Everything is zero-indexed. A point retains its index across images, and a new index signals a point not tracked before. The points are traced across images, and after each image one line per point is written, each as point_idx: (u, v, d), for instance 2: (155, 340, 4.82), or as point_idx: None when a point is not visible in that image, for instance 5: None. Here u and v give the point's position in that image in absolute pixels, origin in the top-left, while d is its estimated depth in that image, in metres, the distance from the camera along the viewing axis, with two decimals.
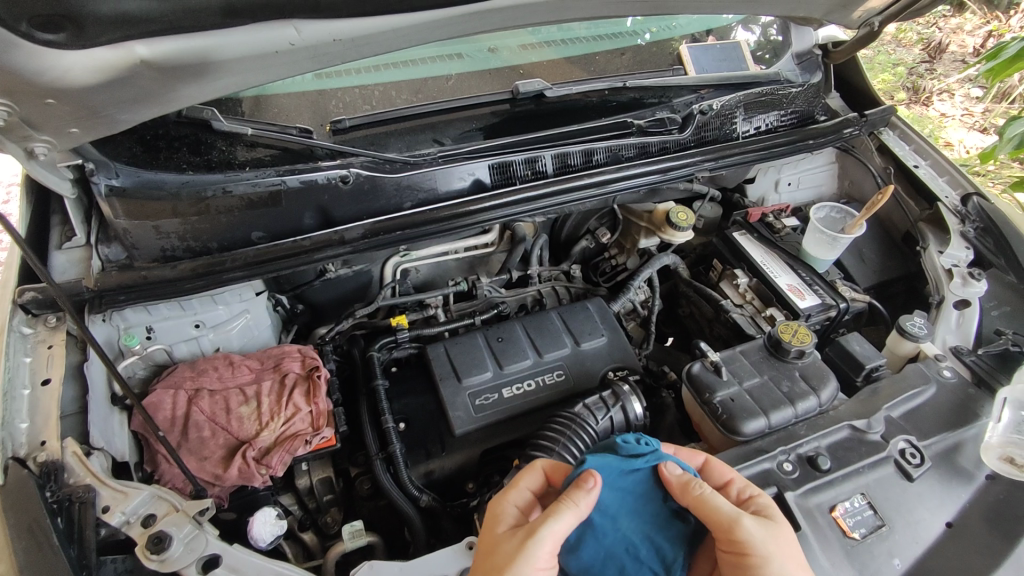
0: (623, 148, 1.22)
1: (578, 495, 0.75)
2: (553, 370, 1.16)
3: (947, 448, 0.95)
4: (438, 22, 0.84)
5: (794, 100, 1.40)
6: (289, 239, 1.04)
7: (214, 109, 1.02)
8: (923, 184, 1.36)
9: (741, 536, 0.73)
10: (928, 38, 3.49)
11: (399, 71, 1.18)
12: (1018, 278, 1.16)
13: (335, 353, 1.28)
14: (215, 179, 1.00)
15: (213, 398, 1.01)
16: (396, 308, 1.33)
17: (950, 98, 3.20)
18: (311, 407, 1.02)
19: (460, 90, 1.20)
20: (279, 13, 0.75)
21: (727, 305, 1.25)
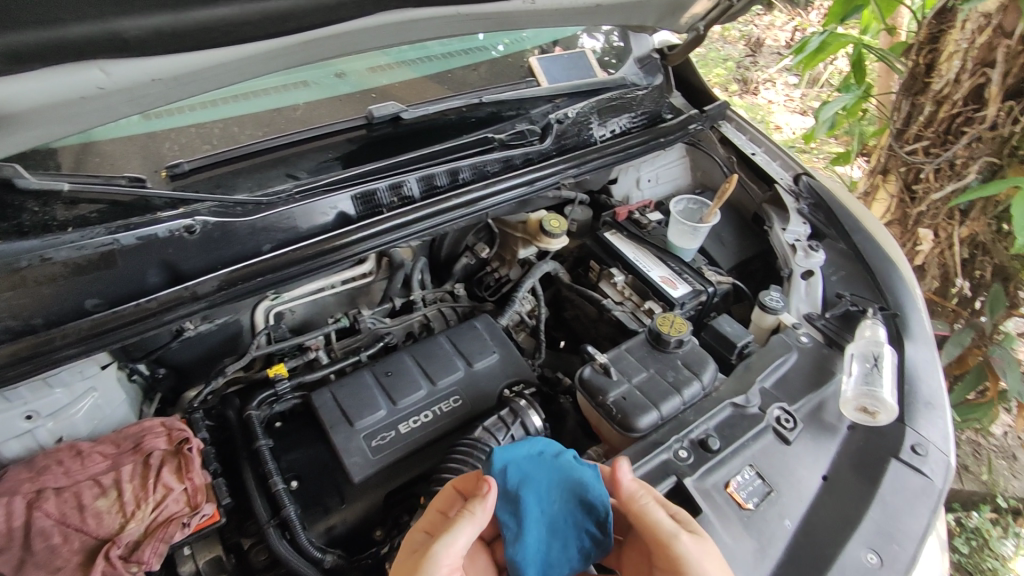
0: (488, 164, 1.22)
1: (475, 502, 0.76)
2: (449, 397, 1.13)
3: (814, 408, 1.05)
4: (271, 54, 0.79)
5: (641, 102, 1.48)
6: (132, 303, 0.92)
7: (17, 165, 0.89)
8: (761, 169, 1.49)
9: (676, 551, 0.75)
10: (748, 35, 3.89)
11: (240, 106, 1.14)
12: (847, 245, 1.31)
13: (208, 418, 1.15)
14: (28, 246, 0.86)
15: (60, 497, 0.85)
16: (274, 357, 1.23)
17: (773, 86, 3.60)
18: (185, 485, 0.92)
19: (309, 119, 1.17)
20: (79, 54, 0.67)
21: (608, 305, 1.29)
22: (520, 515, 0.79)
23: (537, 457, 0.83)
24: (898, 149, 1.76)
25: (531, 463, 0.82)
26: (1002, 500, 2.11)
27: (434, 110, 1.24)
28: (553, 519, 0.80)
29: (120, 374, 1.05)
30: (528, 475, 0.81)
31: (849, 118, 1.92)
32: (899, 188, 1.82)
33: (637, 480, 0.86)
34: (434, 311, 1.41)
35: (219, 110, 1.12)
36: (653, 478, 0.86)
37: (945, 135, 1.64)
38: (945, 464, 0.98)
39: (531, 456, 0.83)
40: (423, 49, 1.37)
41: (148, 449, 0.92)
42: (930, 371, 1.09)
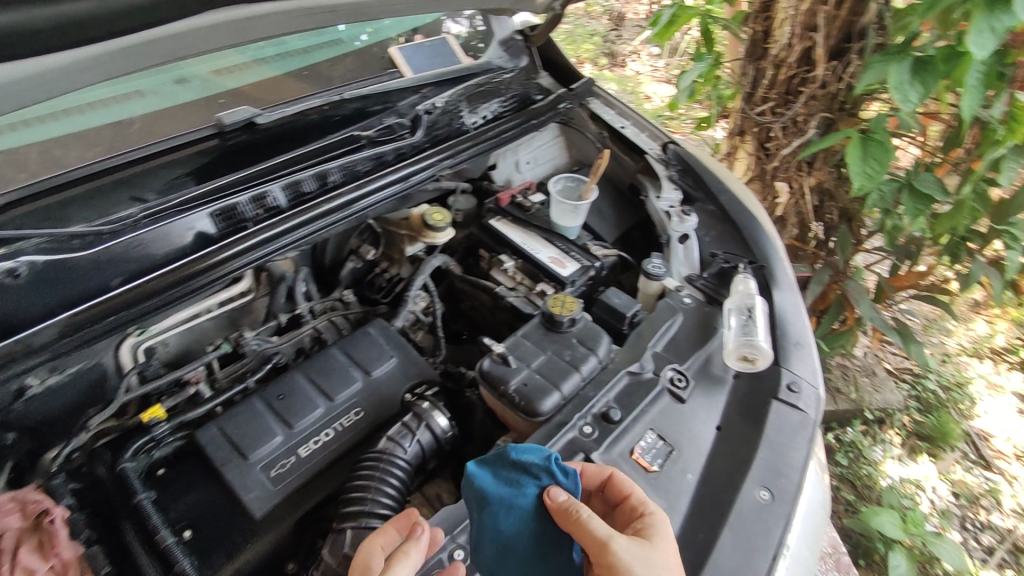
0: (357, 162, 1.17)
1: (410, 543, 0.75)
2: (350, 410, 1.09)
3: (702, 364, 1.11)
4: (81, 66, 0.69)
5: (510, 86, 1.48)
6: None
7: None
8: (631, 141, 1.54)
9: (611, 559, 0.73)
10: (610, 9, 4.01)
11: (59, 125, 1.00)
12: (716, 206, 1.39)
13: (73, 479, 1.02)
14: None
15: None
16: (150, 398, 1.11)
17: (638, 58, 3.75)
18: (51, 563, 0.81)
19: (149, 133, 1.06)
20: None
21: (501, 292, 1.29)
22: (478, 532, 0.79)
23: (506, 468, 0.82)
24: (750, 110, 1.89)
25: (498, 476, 0.82)
26: (869, 413, 2.39)
27: (292, 112, 1.17)
28: (510, 536, 0.78)
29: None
30: (490, 489, 0.80)
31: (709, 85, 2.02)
32: (755, 147, 1.95)
33: (606, 483, 0.86)
34: (326, 322, 1.34)
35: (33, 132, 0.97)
36: (626, 482, 0.85)
37: (786, 95, 1.79)
38: (816, 397, 1.08)
39: (501, 467, 0.82)
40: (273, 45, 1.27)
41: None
42: (796, 314, 1.19)
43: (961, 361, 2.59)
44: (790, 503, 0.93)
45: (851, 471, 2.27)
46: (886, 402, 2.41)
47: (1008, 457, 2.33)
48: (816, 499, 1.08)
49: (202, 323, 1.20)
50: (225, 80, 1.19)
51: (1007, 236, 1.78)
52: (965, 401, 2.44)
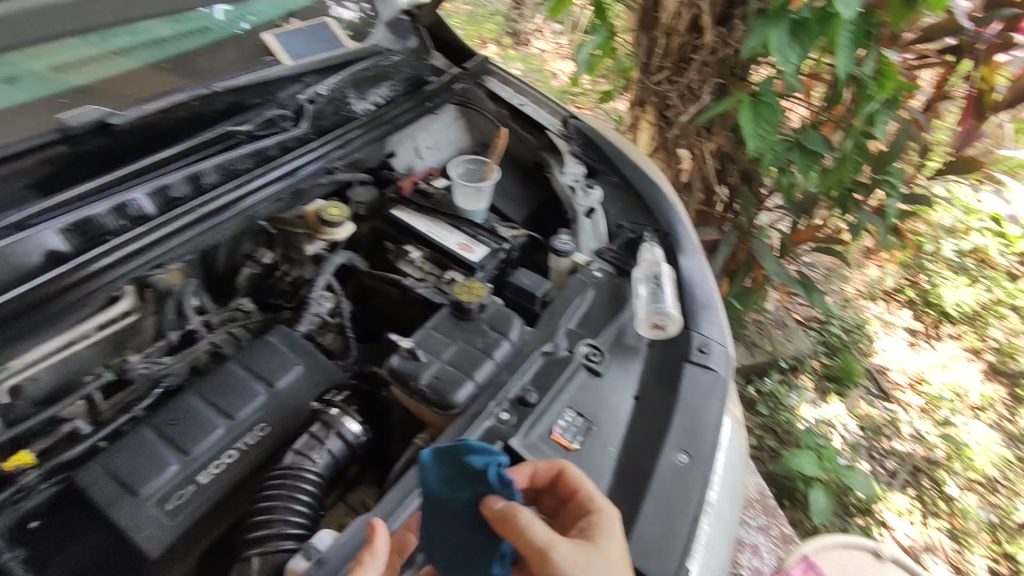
0: (234, 159, 1.08)
1: (366, 558, 0.74)
2: (255, 426, 1.02)
3: (616, 334, 1.12)
4: None
5: (399, 69, 1.43)
6: None
7: None
8: (531, 118, 1.52)
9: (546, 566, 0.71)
10: None
11: None
12: (619, 177, 1.39)
13: None
14: None
15: None
16: (20, 442, 0.95)
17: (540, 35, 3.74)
18: None
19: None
20: None
21: (409, 284, 1.24)
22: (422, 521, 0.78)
23: (451, 466, 0.78)
24: (648, 80, 1.91)
25: (443, 472, 0.78)
26: (783, 362, 2.52)
27: (154, 109, 1.05)
28: (448, 533, 0.77)
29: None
30: (433, 487, 0.78)
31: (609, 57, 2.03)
32: (656, 116, 1.96)
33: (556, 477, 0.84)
34: (225, 334, 1.25)
35: None
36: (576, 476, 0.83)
37: (680, 63, 1.82)
38: (725, 356, 1.10)
39: (448, 466, 0.78)
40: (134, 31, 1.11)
41: None
42: (702, 277, 1.22)
43: (858, 304, 2.78)
44: (708, 463, 0.95)
45: (771, 419, 2.39)
46: (797, 351, 2.55)
47: (905, 387, 2.53)
48: (734, 454, 1.12)
49: (82, 352, 1.04)
50: (74, 74, 1.03)
51: (886, 184, 1.94)
52: (864, 341, 2.62)
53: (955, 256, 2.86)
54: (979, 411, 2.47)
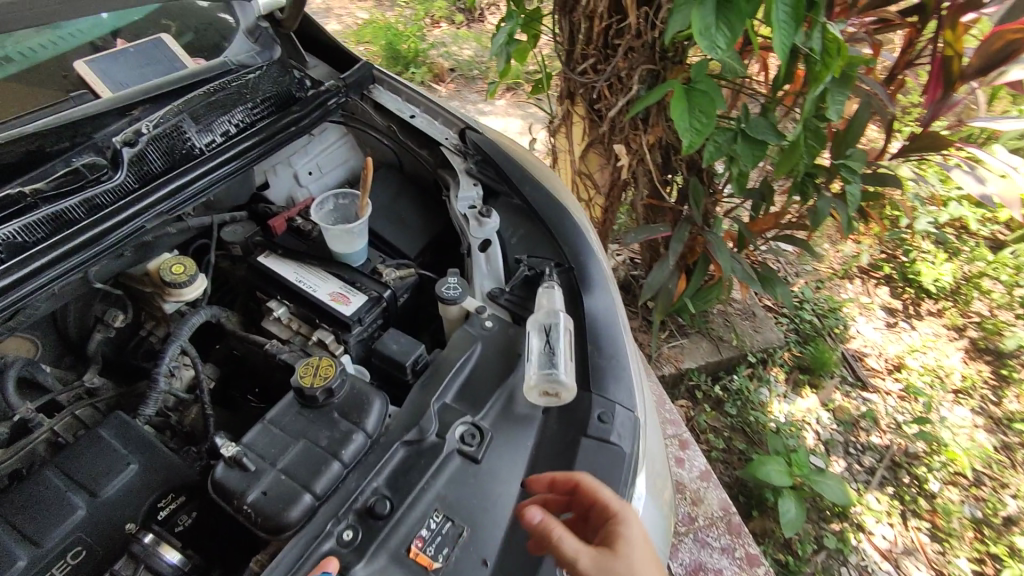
0: (21, 230, 0.88)
1: None
2: (67, 553, 0.87)
3: (504, 405, 0.94)
4: None
5: (258, 88, 1.19)
6: None
7: None
8: (422, 132, 1.32)
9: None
10: None
11: None
12: (522, 199, 1.20)
13: None
14: None
15: None
16: None
17: None
18: None
19: None
20: None
21: (272, 350, 1.05)
22: None
23: None
24: (572, 71, 1.68)
25: None
26: (751, 355, 2.31)
27: None
28: None
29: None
30: None
31: (534, 43, 1.78)
32: (586, 109, 1.73)
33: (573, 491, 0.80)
34: (67, 419, 1.08)
35: None
36: (601, 491, 0.79)
37: (605, 49, 1.59)
38: (631, 424, 0.93)
39: None
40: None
41: None
42: (609, 322, 1.04)
43: (833, 286, 2.59)
44: None
45: (740, 419, 2.20)
46: (767, 341, 2.35)
47: (883, 374, 2.35)
48: (649, 527, 0.96)
49: None
50: None
51: (845, 169, 1.73)
52: (839, 325, 2.44)
53: (934, 227, 2.66)
54: (962, 395, 2.29)
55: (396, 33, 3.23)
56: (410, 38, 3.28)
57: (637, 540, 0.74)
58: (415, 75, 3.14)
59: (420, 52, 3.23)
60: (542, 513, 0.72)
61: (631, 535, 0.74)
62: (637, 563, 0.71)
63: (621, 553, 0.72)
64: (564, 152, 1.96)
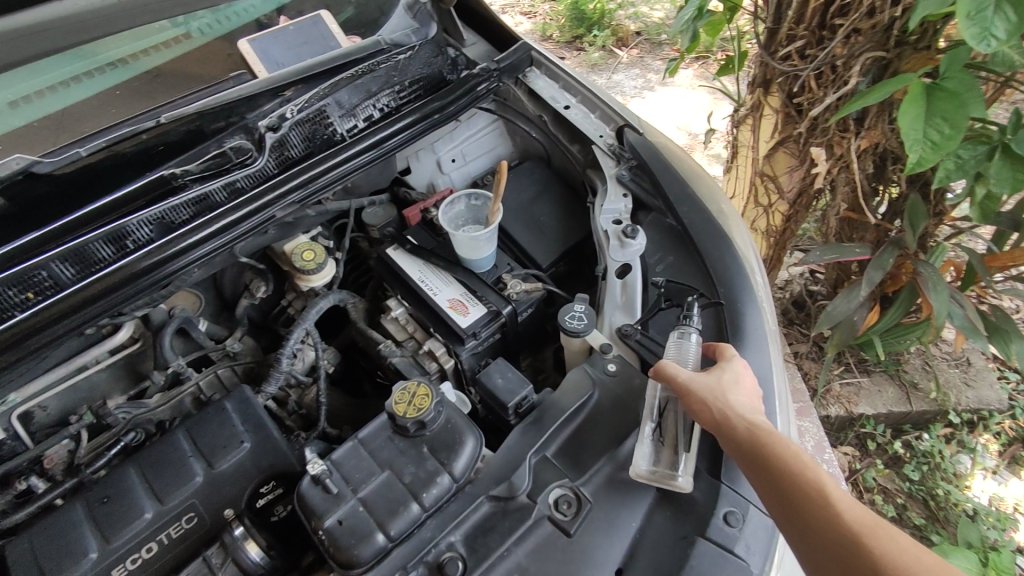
0: (170, 211, 0.94)
1: None
2: (182, 516, 0.92)
3: (613, 474, 0.79)
4: None
5: (408, 68, 1.13)
6: None
7: None
8: (576, 126, 1.19)
9: (686, 386, 0.77)
10: None
11: None
12: (675, 220, 1.04)
13: None
14: None
15: None
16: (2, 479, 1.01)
17: None
18: None
19: None
20: None
21: (385, 351, 1.03)
22: None
23: None
24: (770, 55, 1.39)
25: None
26: (954, 415, 1.77)
27: (94, 148, 0.93)
28: None
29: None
30: None
31: (732, 16, 1.49)
32: (781, 102, 1.44)
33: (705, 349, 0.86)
34: (209, 377, 1.16)
35: None
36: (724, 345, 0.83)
37: (819, 30, 1.28)
38: (765, 532, 0.75)
39: None
40: (82, 55, 1.00)
41: None
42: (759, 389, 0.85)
43: None
44: None
45: (924, 488, 1.72)
46: (980, 401, 1.78)
47: None
48: None
49: (87, 379, 1.10)
50: (20, 115, 0.96)
51: None
52: None
53: None
54: None
55: None
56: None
57: (741, 372, 0.79)
58: (597, 39, 2.91)
59: (606, 13, 2.96)
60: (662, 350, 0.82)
61: (735, 368, 0.79)
62: (733, 386, 0.77)
63: (717, 374, 0.78)
64: (746, 147, 1.65)
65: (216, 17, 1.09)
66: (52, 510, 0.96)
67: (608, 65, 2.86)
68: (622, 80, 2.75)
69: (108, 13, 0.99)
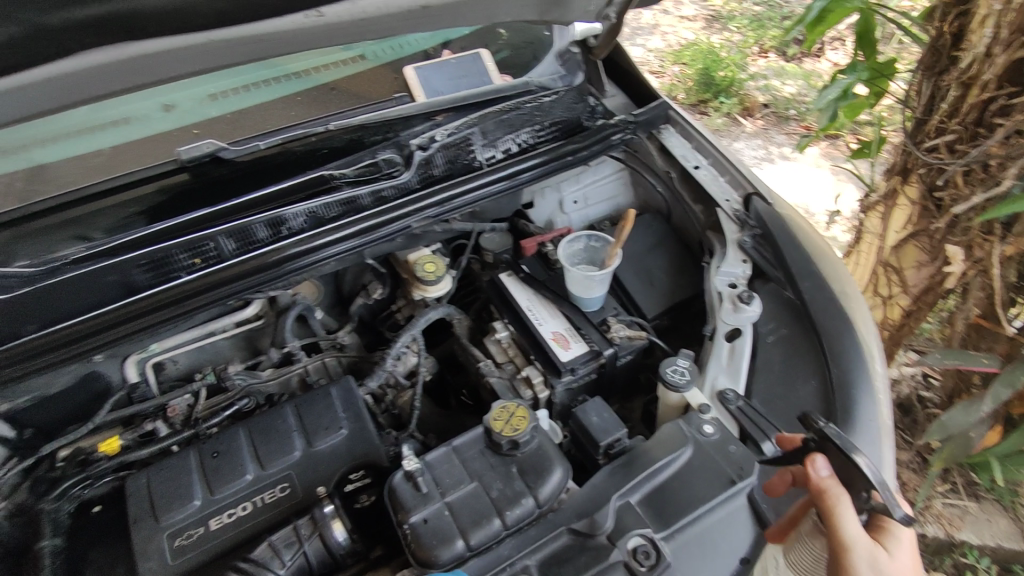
0: (323, 207, 1.04)
1: None
2: (277, 484, 0.99)
3: (697, 535, 0.78)
4: None
5: (550, 111, 1.21)
6: None
7: None
8: (703, 187, 1.21)
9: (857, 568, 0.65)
10: None
11: (72, 144, 1.02)
12: (795, 294, 1.02)
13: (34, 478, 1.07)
14: None
15: None
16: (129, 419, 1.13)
17: (842, 45, 3.18)
18: None
19: (180, 140, 1.05)
20: None
21: (483, 369, 1.08)
22: None
23: None
24: (915, 145, 1.34)
25: None
26: None
27: (272, 144, 1.06)
28: None
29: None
30: None
31: (875, 101, 1.46)
32: (919, 193, 1.37)
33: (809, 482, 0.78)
34: (318, 363, 1.25)
35: (45, 150, 1.01)
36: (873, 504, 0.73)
37: (976, 126, 1.23)
38: None
39: None
40: (268, 66, 1.14)
41: None
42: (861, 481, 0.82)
43: None
44: None
45: None
46: None
47: None
48: None
49: (213, 343, 1.22)
50: (217, 106, 1.09)
51: None
52: None
53: None
54: None
55: (717, 58, 3.03)
56: (729, 66, 3.03)
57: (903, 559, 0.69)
58: (722, 105, 2.92)
59: (736, 82, 2.97)
60: (830, 472, 0.70)
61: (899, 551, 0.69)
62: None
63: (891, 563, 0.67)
64: (871, 234, 1.58)
65: (384, 46, 1.21)
66: (161, 460, 1.07)
67: (729, 132, 2.86)
68: (743, 149, 2.74)
69: (315, 35, 0.76)
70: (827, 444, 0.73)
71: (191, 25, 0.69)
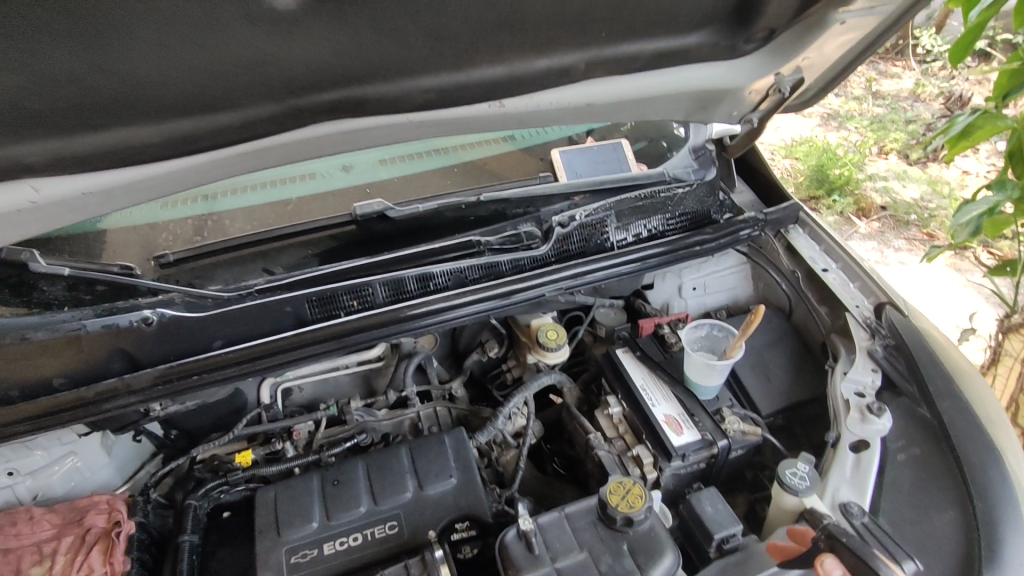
0: (467, 269, 1.15)
1: None
2: (387, 521, 1.05)
3: None
4: (204, 167, 0.80)
5: (682, 202, 1.27)
6: (109, 381, 1.00)
7: (35, 250, 0.98)
8: (831, 290, 1.21)
9: None
10: (948, 91, 3.33)
11: (266, 193, 1.19)
12: (930, 412, 0.98)
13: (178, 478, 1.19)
14: (21, 323, 0.95)
15: (7, 557, 1.00)
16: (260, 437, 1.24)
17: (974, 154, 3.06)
18: (106, 569, 1.01)
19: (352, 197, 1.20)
20: (10, 174, 0.72)
21: (593, 442, 1.09)
22: None
23: None
24: None
25: None
26: None
27: (428, 208, 1.17)
28: None
29: (111, 440, 1.16)
30: None
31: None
32: None
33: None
34: (429, 411, 1.32)
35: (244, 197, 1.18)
36: None
37: None
38: None
39: None
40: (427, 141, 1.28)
41: (88, 525, 1.04)
42: None
43: None
44: None
45: None
46: None
47: None
48: None
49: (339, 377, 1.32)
50: (387, 169, 1.24)
51: None
52: None
53: None
54: None
55: (833, 156, 2.99)
56: (845, 165, 2.96)
57: None
58: (836, 204, 2.85)
59: (852, 181, 2.89)
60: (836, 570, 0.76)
61: None
62: None
63: None
64: None
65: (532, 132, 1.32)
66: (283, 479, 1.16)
67: (843, 232, 2.78)
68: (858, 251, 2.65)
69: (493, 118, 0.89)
70: (835, 542, 0.79)
71: (401, 108, 0.83)
